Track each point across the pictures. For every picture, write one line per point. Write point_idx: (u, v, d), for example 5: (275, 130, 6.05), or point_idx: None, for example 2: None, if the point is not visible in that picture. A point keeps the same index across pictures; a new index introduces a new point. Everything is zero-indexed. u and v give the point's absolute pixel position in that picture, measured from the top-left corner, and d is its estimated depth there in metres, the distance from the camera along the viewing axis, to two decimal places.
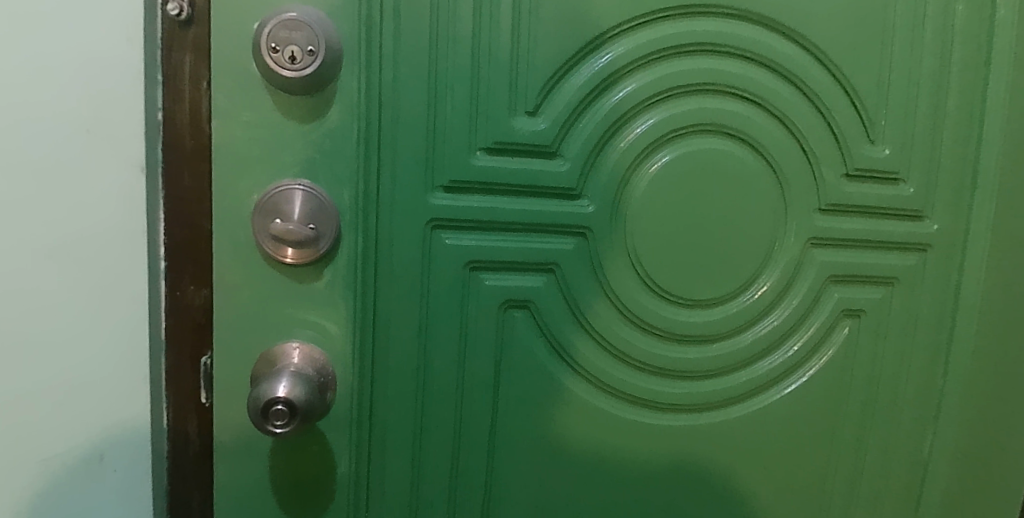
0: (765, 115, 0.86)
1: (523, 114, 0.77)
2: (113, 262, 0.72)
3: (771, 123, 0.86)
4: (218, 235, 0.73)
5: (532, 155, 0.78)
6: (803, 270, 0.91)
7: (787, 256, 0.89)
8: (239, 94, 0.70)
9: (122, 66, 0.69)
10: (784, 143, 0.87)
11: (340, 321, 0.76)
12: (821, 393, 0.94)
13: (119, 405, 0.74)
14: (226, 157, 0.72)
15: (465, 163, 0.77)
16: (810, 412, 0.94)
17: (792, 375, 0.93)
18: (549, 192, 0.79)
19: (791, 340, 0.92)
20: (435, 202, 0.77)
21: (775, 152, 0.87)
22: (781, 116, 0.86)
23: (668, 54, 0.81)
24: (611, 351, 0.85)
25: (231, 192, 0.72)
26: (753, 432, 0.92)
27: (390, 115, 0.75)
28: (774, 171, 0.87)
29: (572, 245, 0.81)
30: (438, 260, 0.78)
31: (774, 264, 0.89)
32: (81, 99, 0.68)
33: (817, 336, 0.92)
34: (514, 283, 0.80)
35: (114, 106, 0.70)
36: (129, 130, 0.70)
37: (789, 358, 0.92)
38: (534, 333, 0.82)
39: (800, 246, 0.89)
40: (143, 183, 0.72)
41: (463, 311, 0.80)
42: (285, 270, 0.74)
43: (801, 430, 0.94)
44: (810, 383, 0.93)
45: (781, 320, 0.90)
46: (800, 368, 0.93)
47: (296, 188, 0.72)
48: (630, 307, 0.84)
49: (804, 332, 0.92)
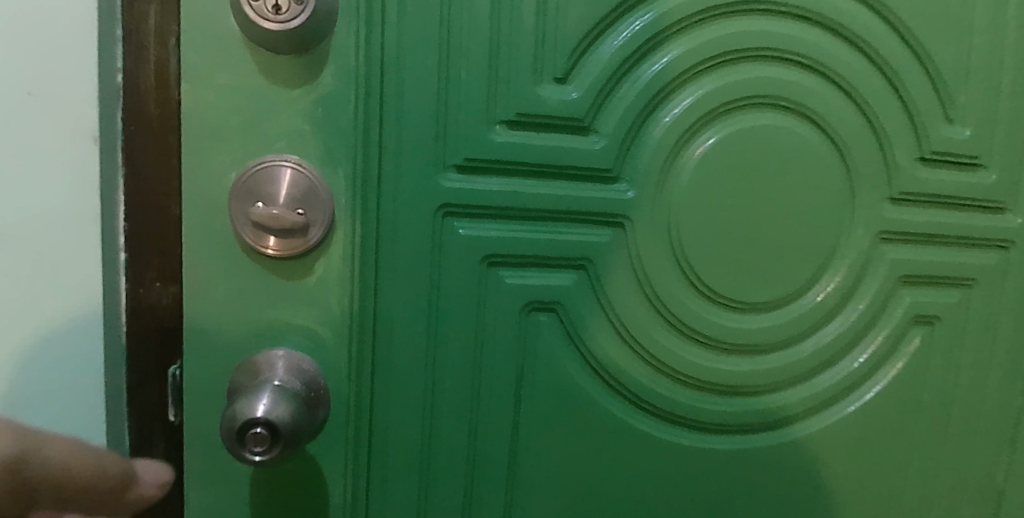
0: (829, 87, 0.74)
1: (551, 82, 0.65)
2: (59, 254, 0.60)
3: (836, 97, 0.74)
4: (189, 220, 0.61)
5: (561, 130, 0.66)
6: (871, 270, 0.78)
7: (854, 252, 0.77)
8: (213, 51, 0.59)
9: (69, 16, 0.57)
10: (851, 121, 0.75)
11: (334, 325, 0.64)
12: (890, 411, 0.81)
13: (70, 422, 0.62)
14: (198, 127, 0.59)
15: (483, 139, 0.65)
16: (877, 432, 0.81)
17: (858, 390, 0.81)
18: (582, 175, 0.67)
19: (857, 351, 0.80)
20: (448, 184, 0.65)
21: (841, 130, 0.74)
22: (848, 88, 0.74)
23: (719, 13, 0.70)
24: (651, 362, 0.73)
25: (204, 169, 0.60)
26: (812, 456, 0.79)
27: (394, 80, 0.63)
28: (840, 154, 0.75)
29: (608, 238, 0.68)
30: (450, 253, 0.66)
31: (840, 262, 0.76)
32: (21, 51, 0.56)
33: (887, 346, 0.80)
34: (539, 281, 0.68)
35: (63, 62, 0.57)
36: (79, 91, 0.58)
37: (855, 370, 0.79)
38: (562, 341, 0.70)
39: (869, 241, 0.77)
40: (97, 156, 0.59)
41: (479, 313, 0.68)
42: (267, 264, 0.62)
43: (867, 454, 0.81)
44: (878, 399, 0.81)
45: (846, 327, 0.78)
46: (867, 384, 0.81)
47: (282, 165, 0.60)
48: (675, 312, 0.72)
49: (873, 340, 0.80)
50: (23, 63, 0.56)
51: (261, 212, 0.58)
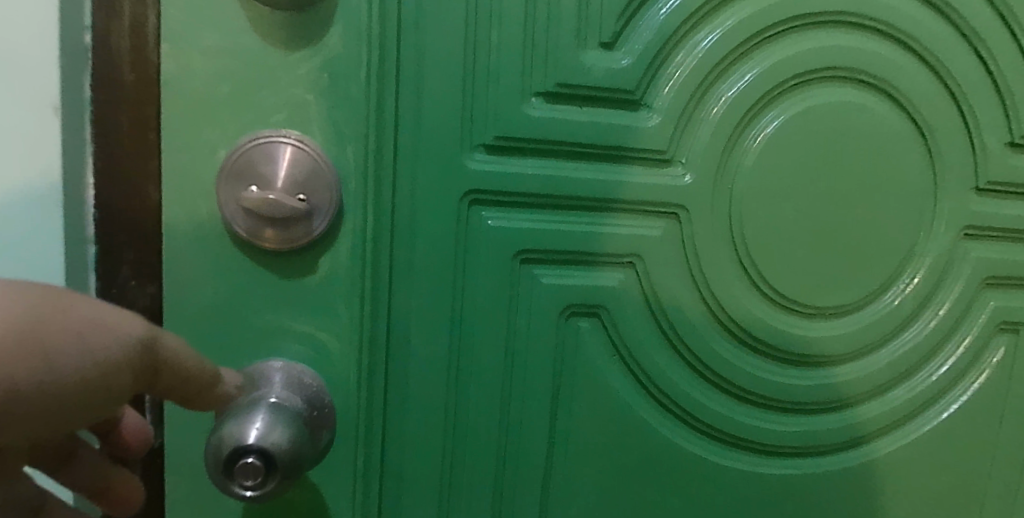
0: (913, 60, 0.64)
1: (596, 48, 0.56)
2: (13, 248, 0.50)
3: (919, 71, 0.64)
4: (169, 208, 0.51)
5: (607, 104, 0.57)
6: (953, 270, 0.68)
7: (936, 251, 0.67)
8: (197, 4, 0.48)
9: None
10: (935, 99, 0.65)
11: (341, 333, 0.54)
12: (972, 432, 0.71)
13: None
14: (180, 96, 0.50)
15: (517, 114, 0.55)
16: (957, 456, 0.71)
17: (937, 405, 0.70)
18: (631, 157, 0.57)
19: (934, 363, 0.69)
20: (476, 167, 0.55)
21: (924, 109, 0.64)
22: (936, 61, 0.64)
23: None
24: (706, 375, 0.64)
25: (188, 147, 0.50)
26: (883, 481, 0.70)
27: (413, 44, 0.53)
28: (923, 137, 0.65)
29: (659, 231, 0.59)
30: (477, 248, 0.56)
31: (920, 261, 0.66)
32: None
33: (969, 358, 0.70)
34: (580, 282, 0.58)
35: (20, 17, 0.47)
36: (38, 52, 0.48)
37: (935, 384, 0.69)
38: (605, 351, 0.60)
39: (951, 237, 0.67)
40: (59, 133, 0.49)
41: (510, 319, 0.58)
42: (263, 260, 0.52)
43: (944, 481, 0.71)
44: (959, 419, 0.70)
45: (925, 335, 0.68)
46: (944, 401, 0.70)
47: (281, 143, 0.50)
48: (733, 317, 0.62)
49: (954, 351, 0.70)
50: None
51: (257, 197, 0.48)
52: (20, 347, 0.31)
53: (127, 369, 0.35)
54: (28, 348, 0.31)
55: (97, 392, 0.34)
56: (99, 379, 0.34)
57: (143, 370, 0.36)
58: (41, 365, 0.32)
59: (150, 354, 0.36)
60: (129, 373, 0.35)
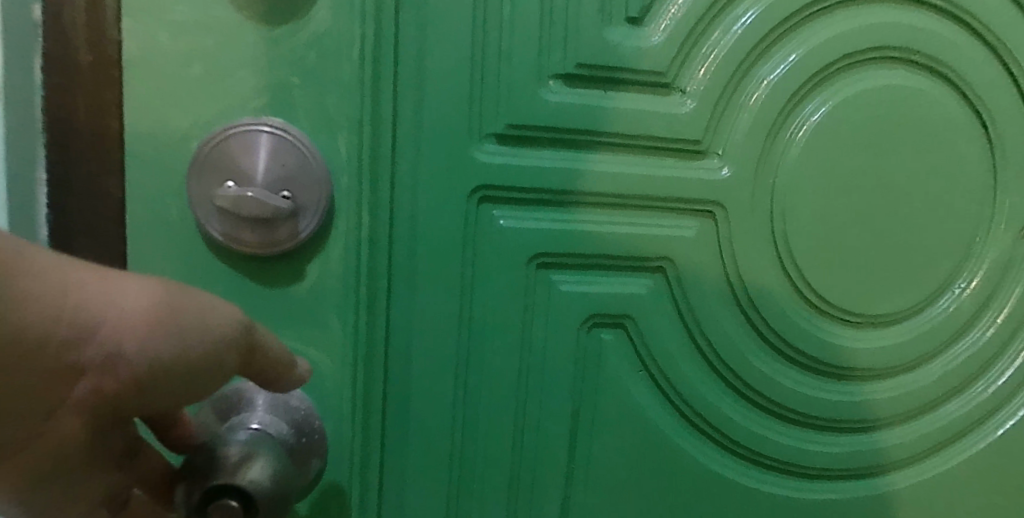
0: (976, 40, 0.56)
1: (622, 23, 0.49)
2: None
3: (980, 54, 0.56)
4: (133, 208, 0.44)
5: (634, 88, 0.50)
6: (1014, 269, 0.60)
7: (997, 249, 0.59)
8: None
9: None
10: (997, 85, 0.57)
11: (332, 350, 0.47)
12: None
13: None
14: (144, 78, 0.43)
15: (532, 99, 0.48)
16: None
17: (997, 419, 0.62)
18: (660, 148, 0.51)
19: (989, 372, 0.61)
20: (486, 159, 0.49)
21: (986, 96, 0.57)
22: (1001, 42, 0.56)
23: None
24: (743, 392, 0.56)
25: (154, 137, 0.43)
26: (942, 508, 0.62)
27: (414, 18, 0.46)
28: (982, 127, 0.57)
29: (692, 231, 0.52)
30: (488, 251, 0.50)
31: (977, 262, 0.59)
32: None
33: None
34: (605, 289, 0.51)
35: None
36: None
37: (996, 395, 0.61)
38: (630, 366, 0.53)
39: (1014, 236, 0.59)
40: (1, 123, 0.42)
41: (525, 331, 0.51)
42: (242, 268, 0.45)
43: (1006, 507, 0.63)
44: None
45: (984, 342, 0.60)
46: (1002, 411, 0.62)
47: (260, 132, 0.44)
48: (774, 327, 0.55)
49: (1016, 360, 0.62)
50: None
51: (233, 195, 0.41)
52: (155, 317, 0.33)
53: (232, 351, 0.35)
54: (155, 324, 0.33)
55: (208, 372, 0.35)
56: (210, 361, 0.35)
57: (246, 357, 0.36)
58: (165, 341, 0.33)
59: (253, 342, 0.36)
60: (234, 359, 0.35)
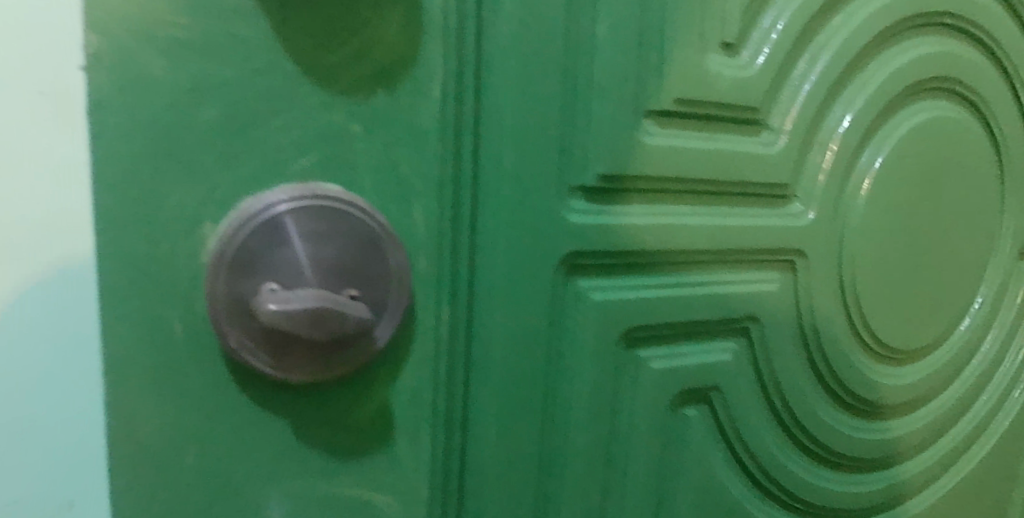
0: (1003, 71, 0.54)
1: (717, 51, 0.41)
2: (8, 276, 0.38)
3: (1004, 84, 0.55)
4: (117, 328, 0.28)
5: (726, 126, 0.42)
6: (1014, 286, 0.61)
7: (1004, 271, 0.59)
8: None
9: None
10: (1012, 111, 0.56)
11: (406, 491, 0.34)
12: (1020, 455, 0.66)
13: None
14: (130, 133, 0.28)
15: (628, 142, 0.39)
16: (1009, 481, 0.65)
17: (997, 428, 0.63)
18: (747, 194, 0.44)
19: (990, 382, 0.62)
20: (575, 219, 0.38)
21: (1009, 125, 0.55)
22: (1019, 74, 0.55)
23: None
24: (809, 448, 0.52)
25: (148, 215, 0.28)
26: None
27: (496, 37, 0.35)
28: (1002, 153, 0.56)
29: (771, 286, 0.46)
30: (576, 330, 0.40)
31: (990, 286, 0.58)
32: None
33: (1018, 371, 0.63)
34: (693, 359, 0.44)
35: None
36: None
37: (995, 405, 0.62)
38: (712, 440, 0.46)
39: (1016, 256, 0.59)
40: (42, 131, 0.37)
41: (612, 418, 0.42)
42: (284, 405, 0.31)
43: (998, 508, 0.65)
44: (1012, 442, 0.64)
45: (988, 357, 0.60)
46: (1002, 412, 0.63)
47: (286, 213, 0.29)
48: (838, 374, 0.51)
49: (1009, 371, 0.63)
50: None
51: (300, 314, 0.28)
52: None
53: None
54: None
55: None
56: None
57: None
58: None
59: None
60: None
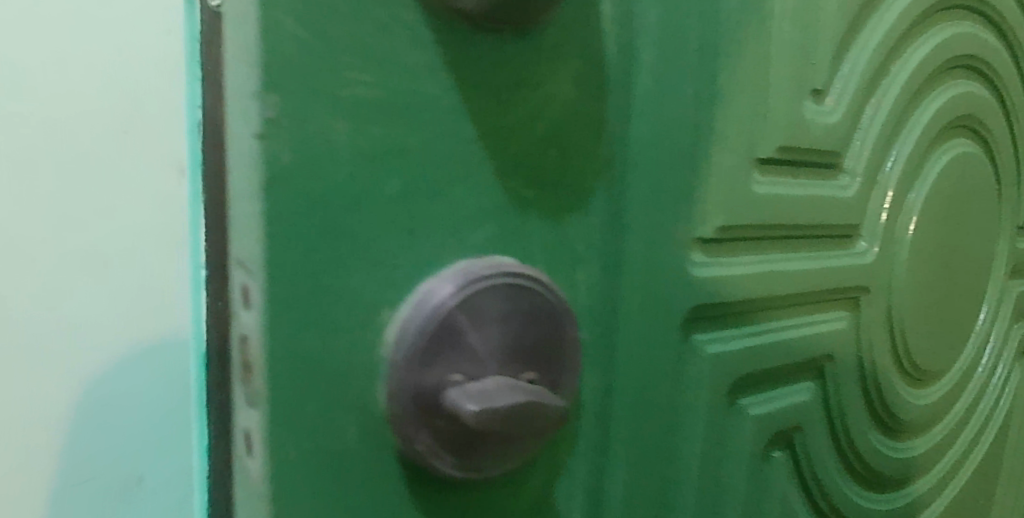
0: (1004, 111, 0.58)
1: (808, 98, 0.41)
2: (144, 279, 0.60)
3: (1005, 122, 0.59)
4: (290, 437, 0.24)
5: (812, 171, 0.43)
6: (1005, 306, 0.65)
7: (1001, 292, 0.63)
8: (356, 13, 0.23)
9: (142, 63, 0.59)
10: (1010, 146, 0.60)
11: None
12: (1004, 460, 0.71)
13: (160, 461, 0.62)
14: (313, 213, 0.23)
15: (741, 191, 0.38)
16: (996, 485, 0.70)
17: (990, 438, 0.67)
18: (827, 236, 0.45)
19: (986, 396, 0.66)
20: (696, 273, 0.37)
21: (1008, 159, 0.60)
22: (1014, 113, 0.60)
23: (947, 10, 0.50)
24: (859, 475, 0.53)
25: (323, 304, 0.24)
26: None
27: (646, 88, 0.33)
28: (1003, 186, 0.59)
29: (841, 327, 0.47)
30: (694, 384, 0.38)
31: (993, 307, 0.62)
32: (105, 95, 0.57)
33: (1005, 383, 0.68)
34: (779, 402, 0.44)
35: (144, 96, 0.59)
36: (166, 132, 0.60)
37: (988, 416, 0.66)
38: (790, 478, 0.47)
39: (1008, 278, 0.64)
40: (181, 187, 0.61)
41: (717, 470, 0.41)
42: (452, 505, 0.28)
43: (987, 510, 0.70)
44: (999, 450, 0.69)
45: (987, 373, 0.64)
46: (993, 421, 0.67)
47: (455, 302, 0.26)
48: (886, 401, 0.53)
49: (999, 385, 0.67)
50: (115, 103, 0.58)
51: (508, 414, 0.25)
52: None
53: None
54: None
55: None
56: None
57: None
58: None
59: None
60: None
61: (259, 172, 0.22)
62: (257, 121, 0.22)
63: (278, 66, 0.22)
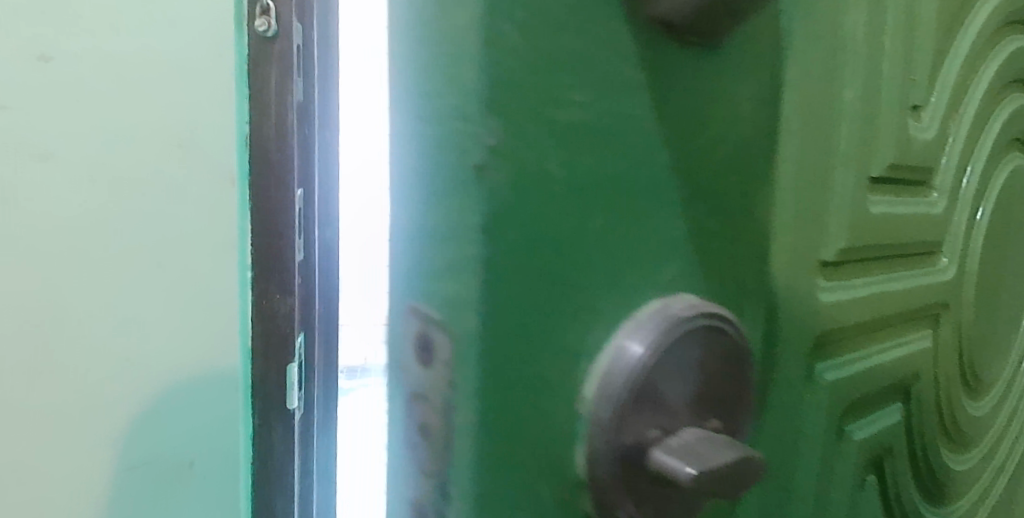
0: None
1: (910, 114, 0.40)
2: (195, 286, 0.68)
3: None
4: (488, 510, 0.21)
5: (909, 188, 0.42)
6: None
7: None
8: (571, 25, 0.20)
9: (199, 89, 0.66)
10: None
11: None
12: None
13: (207, 451, 0.71)
14: (518, 251, 0.20)
15: (858, 211, 0.37)
16: None
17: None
18: (917, 254, 0.43)
19: None
20: (821, 299, 0.35)
21: None
22: None
23: (1011, 26, 0.50)
24: (930, 495, 0.52)
25: (525, 356, 0.21)
26: None
27: (796, 107, 0.30)
28: None
29: (925, 347, 0.46)
30: (815, 416, 0.36)
31: None
32: (166, 120, 0.65)
33: None
34: (876, 427, 0.43)
35: (200, 119, 0.66)
36: (217, 149, 0.67)
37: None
38: (878, 504, 0.45)
39: None
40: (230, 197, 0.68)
41: (826, 502, 0.39)
42: None
43: None
44: None
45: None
46: None
47: (650, 362, 0.23)
48: (953, 418, 0.52)
49: None
50: (173, 127, 0.65)
51: (723, 477, 0.22)
52: None
53: None
54: None
55: None
56: None
57: None
58: None
59: None
60: None
61: (482, 210, 0.20)
62: (482, 152, 0.19)
63: (501, 84, 0.19)
